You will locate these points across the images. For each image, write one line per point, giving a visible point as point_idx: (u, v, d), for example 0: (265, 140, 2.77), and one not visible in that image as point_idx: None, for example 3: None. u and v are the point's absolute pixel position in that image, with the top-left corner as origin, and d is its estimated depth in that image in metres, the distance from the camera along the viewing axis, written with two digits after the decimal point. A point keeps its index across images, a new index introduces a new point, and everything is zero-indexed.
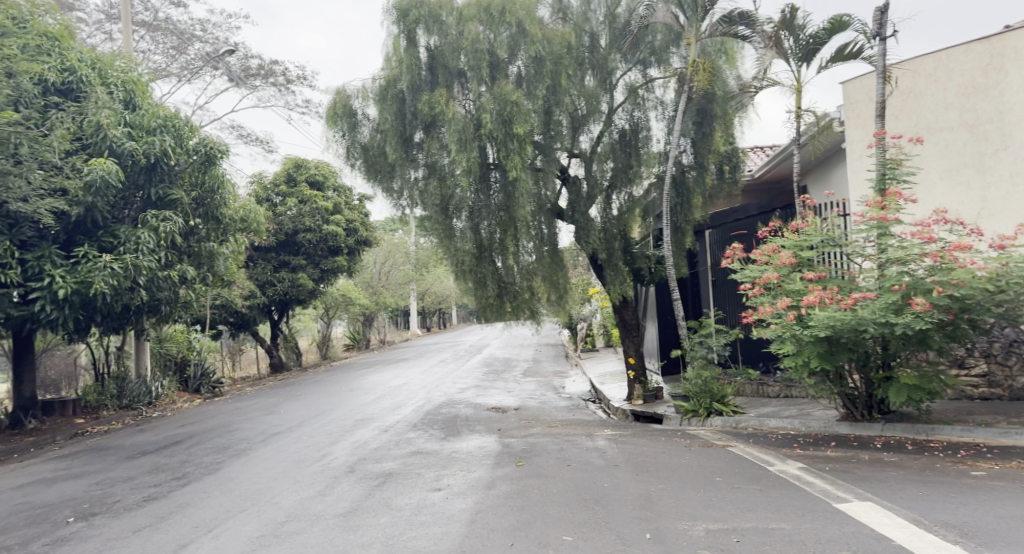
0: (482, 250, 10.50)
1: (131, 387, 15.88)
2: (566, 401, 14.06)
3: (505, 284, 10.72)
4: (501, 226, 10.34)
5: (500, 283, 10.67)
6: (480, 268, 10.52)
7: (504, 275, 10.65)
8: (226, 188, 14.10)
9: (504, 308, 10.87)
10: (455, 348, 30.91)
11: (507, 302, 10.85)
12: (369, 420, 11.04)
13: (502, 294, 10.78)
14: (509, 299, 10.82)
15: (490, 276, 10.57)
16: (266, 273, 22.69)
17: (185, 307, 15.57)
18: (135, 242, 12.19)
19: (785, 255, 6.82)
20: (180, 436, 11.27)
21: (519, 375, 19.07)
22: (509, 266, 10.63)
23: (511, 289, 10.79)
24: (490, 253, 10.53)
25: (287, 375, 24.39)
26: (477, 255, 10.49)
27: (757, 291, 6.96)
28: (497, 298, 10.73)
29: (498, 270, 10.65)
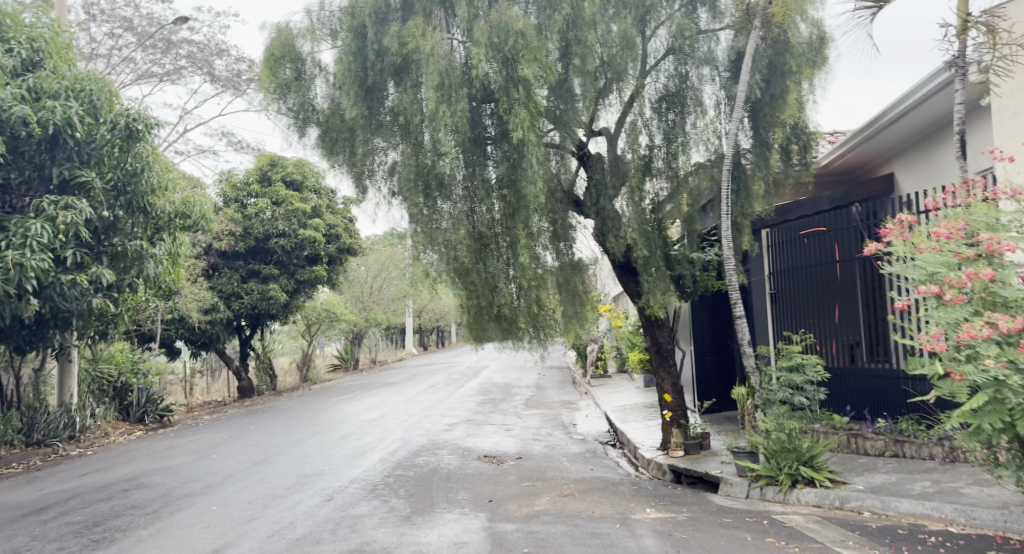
0: (487, 246, 7.66)
1: (47, 418, 12.97)
2: (578, 444, 11.15)
3: (521, 294, 7.80)
4: (510, 213, 7.51)
5: (518, 289, 7.77)
6: (484, 270, 7.65)
7: (525, 283, 7.72)
8: (158, 172, 11.20)
9: (516, 326, 8.07)
10: (448, 369, 28.14)
11: (521, 316, 7.90)
12: (316, 476, 8.15)
13: (517, 307, 7.84)
14: (518, 312, 7.89)
15: (501, 276, 7.65)
16: (232, 284, 19.91)
17: (110, 322, 12.70)
18: (24, 234, 9.20)
19: (1002, 241, 3.91)
20: (63, 492, 8.31)
21: (519, 406, 16.18)
22: (529, 269, 7.67)
23: (524, 303, 7.84)
24: (498, 248, 7.65)
25: (255, 400, 21.55)
26: (478, 252, 7.64)
27: (952, 296, 3.95)
28: (512, 315, 7.92)
29: (508, 275, 7.67)
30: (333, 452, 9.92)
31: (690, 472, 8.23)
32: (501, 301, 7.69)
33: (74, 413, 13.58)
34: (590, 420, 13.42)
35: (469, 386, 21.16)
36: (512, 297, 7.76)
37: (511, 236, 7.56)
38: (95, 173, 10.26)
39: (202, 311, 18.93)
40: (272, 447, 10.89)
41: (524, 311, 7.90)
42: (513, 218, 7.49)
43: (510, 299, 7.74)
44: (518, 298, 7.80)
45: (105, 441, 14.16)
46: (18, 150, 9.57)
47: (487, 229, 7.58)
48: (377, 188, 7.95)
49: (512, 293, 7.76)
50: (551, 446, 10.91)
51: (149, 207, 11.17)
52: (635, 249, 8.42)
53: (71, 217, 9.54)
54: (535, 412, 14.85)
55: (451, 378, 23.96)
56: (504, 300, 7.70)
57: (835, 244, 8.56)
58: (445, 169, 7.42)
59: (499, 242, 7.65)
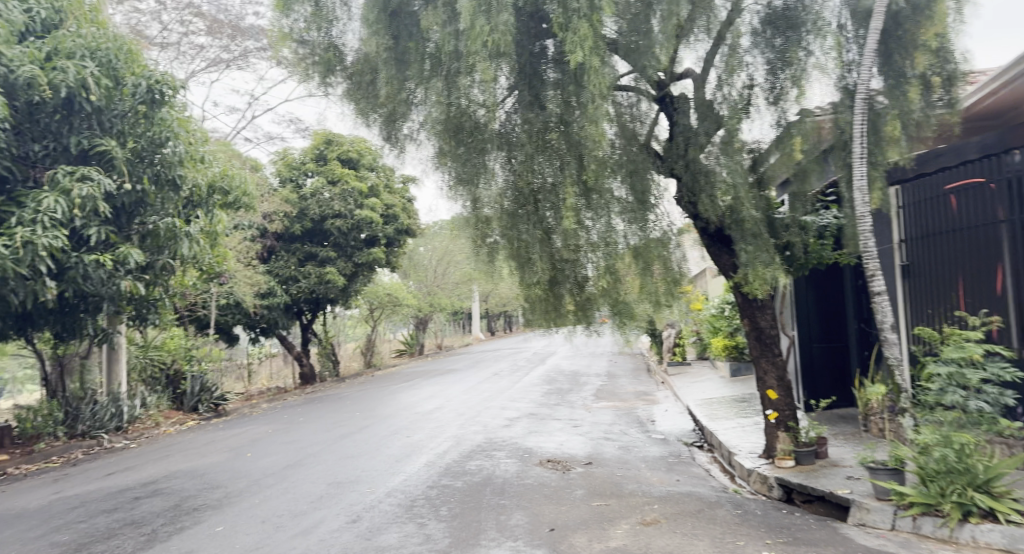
0: (533, 205, 6.25)
1: (92, 409, 12.40)
2: (658, 446, 9.56)
3: (563, 265, 6.41)
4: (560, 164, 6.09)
5: (558, 261, 6.37)
6: (518, 236, 6.25)
7: (566, 254, 6.28)
8: (185, 141, 10.20)
9: (563, 306, 6.68)
10: (514, 356, 26.84)
11: (561, 292, 6.57)
12: (348, 485, 6.93)
13: (556, 280, 6.51)
14: (558, 287, 6.55)
15: (538, 249, 6.23)
16: (289, 267, 19.16)
17: (146, 306, 11.93)
18: (36, 210, 8.31)
19: None
20: (77, 495, 7.56)
21: (588, 397, 14.64)
22: (576, 238, 6.18)
23: (562, 275, 6.47)
24: (541, 209, 6.20)
25: (316, 387, 20.91)
26: (516, 212, 6.28)
27: None
28: (557, 291, 6.58)
29: (550, 243, 6.30)
30: (380, 452, 8.77)
31: (804, 489, 6.54)
32: (538, 275, 6.32)
33: (122, 403, 13.01)
34: (669, 414, 11.78)
35: (535, 373, 19.82)
36: (555, 267, 6.39)
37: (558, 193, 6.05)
38: (116, 142, 9.35)
39: (258, 295, 18.26)
40: (322, 441, 9.99)
41: (569, 286, 6.53)
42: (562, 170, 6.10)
43: (557, 268, 6.41)
44: (562, 273, 6.45)
45: (155, 432, 13.56)
46: (32, 117, 8.77)
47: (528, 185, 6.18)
48: (412, 142, 6.76)
49: (560, 265, 6.39)
50: (626, 447, 9.36)
51: (179, 179, 10.22)
52: (730, 211, 6.77)
53: (86, 189, 8.61)
54: (606, 405, 13.29)
55: (516, 365, 22.65)
56: (540, 274, 6.33)
57: (997, 199, 6.59)
58: (481, 113, 6.17)
59: (545, 200, 6.16)
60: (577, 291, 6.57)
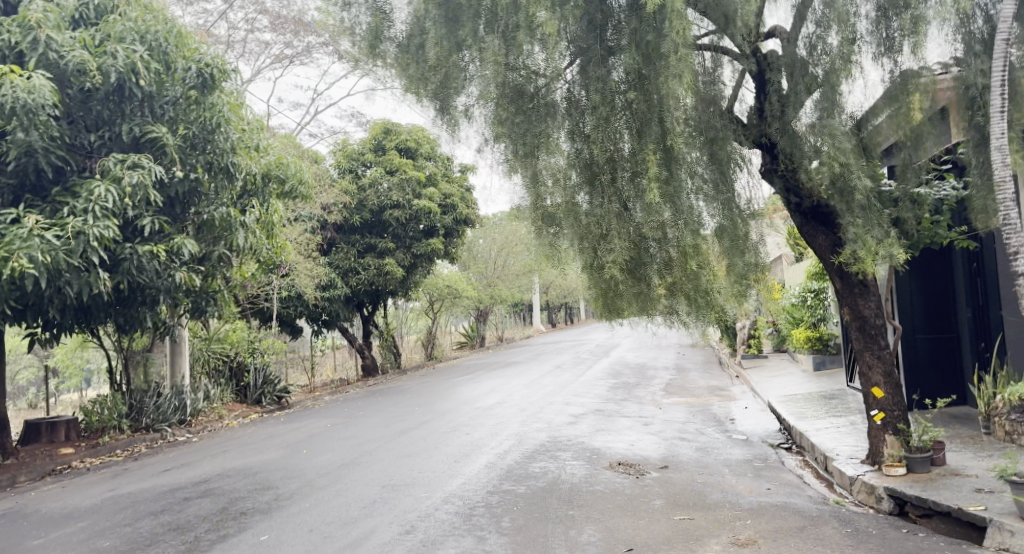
0: (609, 175, 5.57)
1: (155, 402, 12.39)
2: (740, 448, 8.69)
3: (646, 246, 5.65)
4: (639, 127, 5.46)
5: (638, 239, 5.64)
6: (592, 213, 5.61)
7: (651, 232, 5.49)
8: (237, 127, 9.90)
9: (650, 294, 5.85)
10: (576, 348, 26.10)
11: (647, 278, 5.71)
12: (404, 491, 6.34)
13: (640, 263, 5.69)
14: (644, 272, 5.70)
15: (617, 225, 5.51)
16: (349, 259, 18.95)
17: (205, 298, 11.78)
18: (87, 200, 8.12)
19: None
20: (128, 495, 7.28)
21: (658, 392, 13.80)
22: (659, 213, 5.39)
23: (644, 256, 5.68)
24: (614, 182, 5.57)
25: (377, 379, 20.75)
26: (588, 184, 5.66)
27: None
28: (644, 276, 5.73)
29: (629, 218, 5.61)
30: (441, 450, 8.31)
31: (922, 503, 5.60)
32: (618, 256, 5.46)
33: (184, 395, 13.01)
34: (749, 412, 10.85)
35: (599, 366, 19.05)
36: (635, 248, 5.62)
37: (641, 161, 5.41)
38: (168, 129, 9.13)
39: (319, 287, 18.11)
40: (381, 436, 9.60)
41: (658, 271, 5.68)
42: (642, 134, 5.44)
43: (638, 249, 5.65)
44: (645, 254, 5.67)
45: (218, 425, 13.50)
46: (85, 105, 8.61)
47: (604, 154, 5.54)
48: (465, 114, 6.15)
49: (641, 246, 5.65)
50: (704, 450, 8.54)
51: (233, 167, 9.96)
52: (832, 182, 5.88)
53: (136, 176, 8.38)
54: (678, 402, 12.42)
55: (579, 357, 21.89)
56: (619, 256, 5.46)
57: None
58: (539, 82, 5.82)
59: (620, 171, 5.56)
60: (667, 276, 5.70)
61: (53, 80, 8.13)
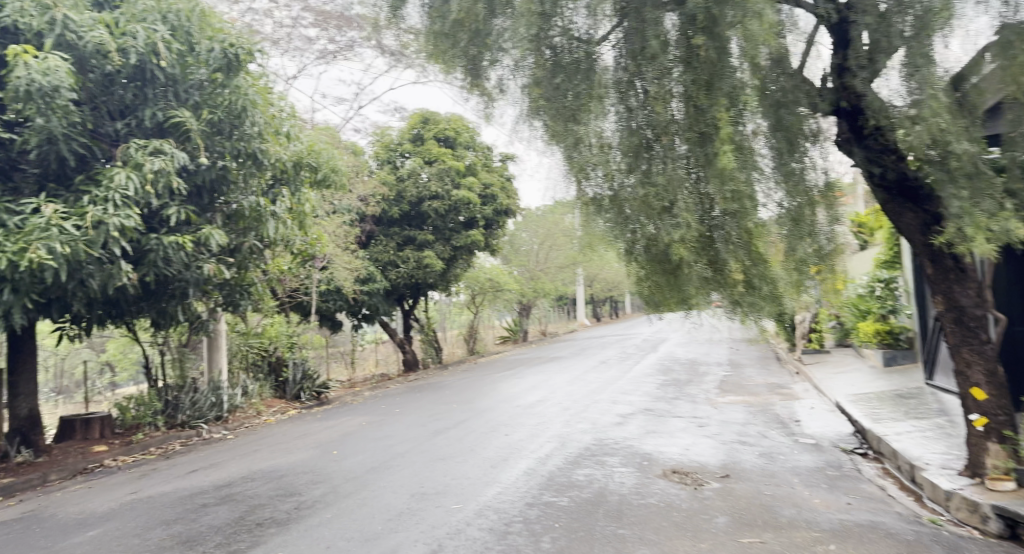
0: (670, 139, 4.92)
1: (191, 398, 12.13)
2: (809, 454, 7.84)
3: (716, 220, 4.99)
4: (707, 80, 4.80)
5: (705, 212, 4.97)
6: (655, 182, 4.87)
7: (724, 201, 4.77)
8: (264, 112, 9.45)
9: (726, 279, 5.12)
10: (623, 343, 25.21)
11: (722, 260, 5.03)
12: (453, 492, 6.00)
13: (713, 242, 5.03)
14: (719, 252, 5.01)
15: (679, 196, 4.81)
16: (388, 252, 18.47)
17: (235, 292, 11.37)
18: (109, 188, 7.76)
19: None
20: (152, 499, 6.89)
21: (712, 390, 12.92)
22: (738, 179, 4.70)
23: (715, 233, 5.01)
24: (674, 146, 4.94)
25: (418, 374, 20.32)
26: (640, 151, 4.99)
27: None
28: (717, 257, 5.04)
29: (695, 187, 4.91)
30: (482, 452, 7.72)
31: None
32: (687, 233, 4.73)
33: (221, 391, 12.75)
34: (815, 413, 9.93)
35: (647, 361, 18.18)
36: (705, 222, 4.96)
37: (711, 119, 4.75)
38: (192, 113, 8.71)
39: (358, 281, 17.70)
40: (418, 436, 9.04)
41: (733, 250, 4.97)
42: (710, 87, 4.79)
43: (708, 223, 4.98)
44: (716, 231, 5.00)
45: (257, 421, 13.19)
46: (108, 90, 8.27)
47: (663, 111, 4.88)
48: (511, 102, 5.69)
49: (711, 220, 5.00)
50: (769, 456, 7.72)
51: (260, 153, 9.48)
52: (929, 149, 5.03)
53: (159, 163, 8.00)
54: (735, 401, 11.53)
55: (625, 352, 21.01)
56: (688, 231, 4.75)
57: None
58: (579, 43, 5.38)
59: (682, 132, 4.91)
60: (744, 256, 4.99)
61: (73, 64, 7.80)
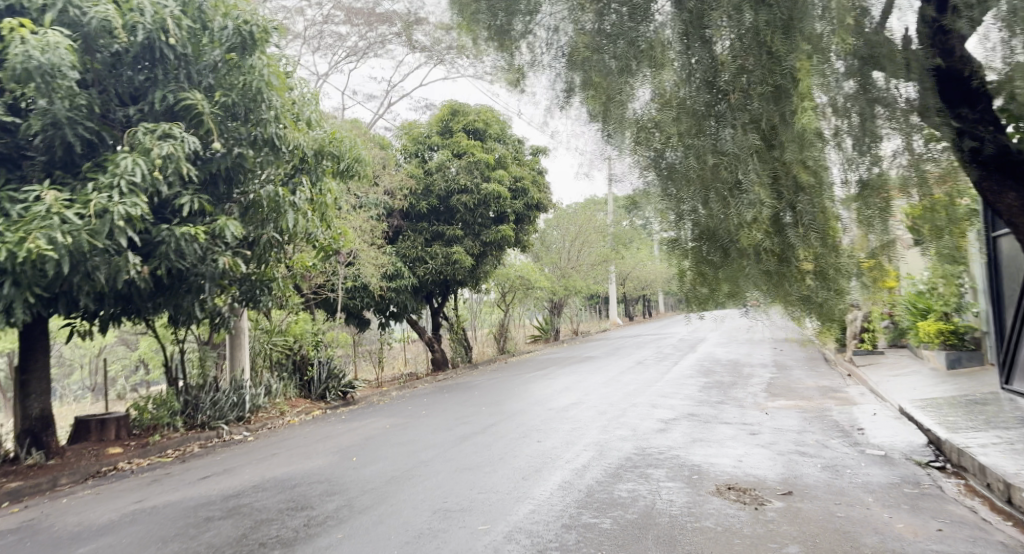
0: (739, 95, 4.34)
1: (211, 398, 11.67)
2: (880, 468, 6.96)
3: (793, 198, 4.24)
4: (784, 24, 4.33)
5: (779, 186, 4.26)
6: (724, 150, 4.24)
7: (804, 171, 4.21)
8: (281, 96, 8.91)
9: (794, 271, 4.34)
10: (659, 343, 24.26)
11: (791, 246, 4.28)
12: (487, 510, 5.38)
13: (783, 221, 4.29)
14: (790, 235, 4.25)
15: (748, 166, 4.17)
16: (416, 248, 17.81)
17: (250, 285, 10.75)
18: (114, 174, 7.27)
19: None
20: (159, 510, 6.38)
21: (760, 394, 12.03)
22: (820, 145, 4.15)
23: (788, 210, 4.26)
24: (745, 102, 4.34)
25: (448, 374, 19.71)
26: (705, 113, 4.41)
27: None
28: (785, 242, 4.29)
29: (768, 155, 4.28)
30: (516, 461, 7.11)
31: None
32: (763, 211, 4.06)
33: (243, 391, 12.28)
34: (880, 420, 9.00)
35: (687, 362, 17.28)
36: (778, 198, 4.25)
37: (791, 69, 4.24)
38: (204, 95, 8.22)
39: (385, 277, 17.14)
40: (444, 442, 8.39)
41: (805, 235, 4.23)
42: (788, 32, 4.33)
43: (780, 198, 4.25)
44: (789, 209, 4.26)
45: (280, 422, 12.68)
46: (116, 72, 7.85)
47: (733, 63, 4.40)
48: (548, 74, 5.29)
49: (783, 194, 4.25)
50: (836, 470, 6.86)
51: (277, 138, 8.91)
52: None
53: (167, 147, 7.50)
54: (787, 407, 10.62)
55: (662, 353, 20.07)
56: (763, 210, 4.08)
57: None
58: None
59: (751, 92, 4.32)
60: (817, 244, 4.21)
61: (78, 43, 7.37)
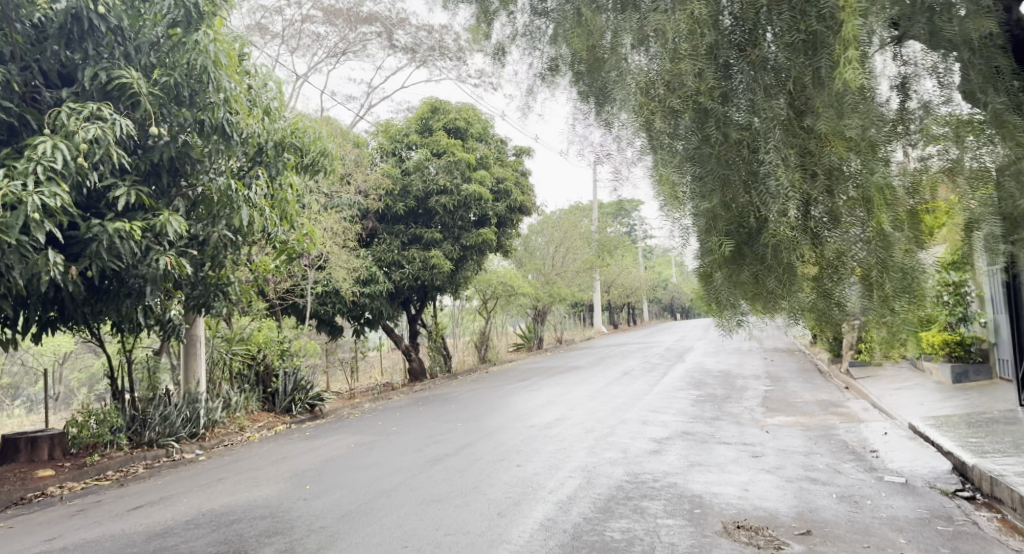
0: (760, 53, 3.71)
1: (161, 413, 10.65)
2: (904, 499, 6.14)
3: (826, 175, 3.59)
4: None
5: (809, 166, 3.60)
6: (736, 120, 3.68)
7: (838, 145, 3.53)
8: (232, 77, 7.94)
9: (801, 272, 3.77)
10: (646, 351, 23.47)
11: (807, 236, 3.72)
12: None
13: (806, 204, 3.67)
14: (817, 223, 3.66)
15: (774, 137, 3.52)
16: (392, 251, 16.78)
17: (200, 284, 9.75)
18: (31, 160, 6.27)
19: None
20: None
21: (757, 409, 11.22)
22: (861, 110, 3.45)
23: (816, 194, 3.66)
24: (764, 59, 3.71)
25: (425, 384, 18.76)
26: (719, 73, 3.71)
27: None
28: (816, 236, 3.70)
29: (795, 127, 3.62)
30: (492, 490, 6.25)
31: None
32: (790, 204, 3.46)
33: (198, 405, 11.27)
34: (892, 439, 8.21)
35: (676, 373, 16.48)
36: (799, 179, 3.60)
37: (832, 8, 3.43)
38: (142, 73, 7.25)
39: (358, 282, 16.15)
40: (414, 464, 7.50)
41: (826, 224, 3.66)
42: None
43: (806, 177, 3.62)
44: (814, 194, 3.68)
45: (238, 439, 11.67)
46: (39, 45, 6.87)
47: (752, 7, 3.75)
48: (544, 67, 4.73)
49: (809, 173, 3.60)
50: (855, 502, 6.02)
51: (228, 125, 7.97)
52: None
53: (94, 130, 6.53)
54: (787, 424, 9.81)
55: (648, 363, 19.27)
56: (790, 205, 3.48)
57: None
58: None
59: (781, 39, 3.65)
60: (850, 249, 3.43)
61: None
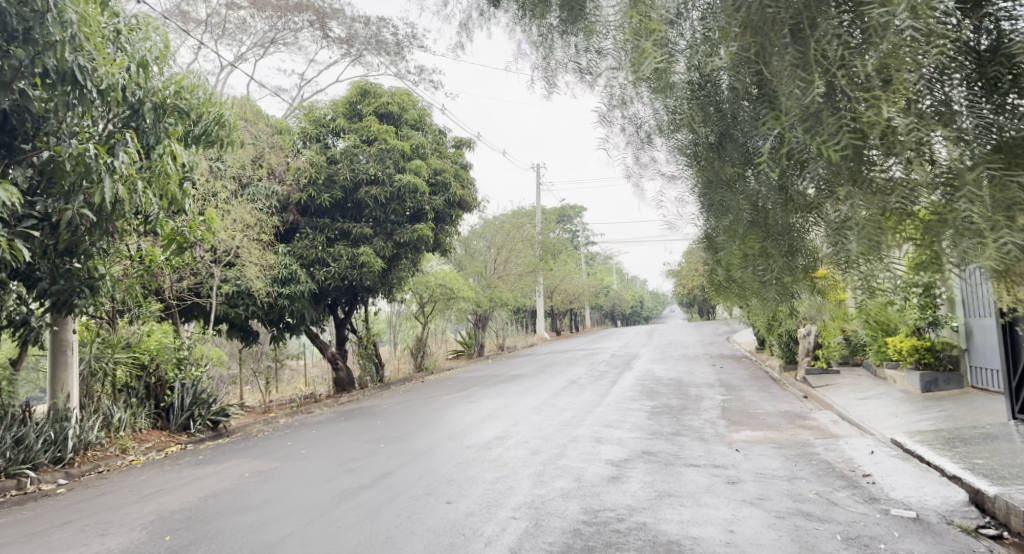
0: None
1: (14, 435, 8.69)
2: (925, 540, 4.95)
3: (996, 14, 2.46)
4: None
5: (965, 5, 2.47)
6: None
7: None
8: (88, 13, 6.22)
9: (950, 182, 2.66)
10: (592, 359, 22.31)
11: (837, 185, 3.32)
12: None
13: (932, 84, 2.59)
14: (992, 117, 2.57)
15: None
16: (315, 247, 14.94)
17: (63, 274, 7.97)
18: None
19: None
20: None
21: (720, 423, 10.06)
22: None
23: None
24: None
25: (353, 395, 16.98)
26: None
27: None
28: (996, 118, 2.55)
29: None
30: (409, 543, 4.73)
31: None
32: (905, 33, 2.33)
33: (65, 424, 9.34)
34: (882, 459, 7.08)
35: (626, 382, 15.29)
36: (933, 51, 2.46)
37: None
38: None
39: (276, 281, 14.28)
40: (320, 503, 5.92)
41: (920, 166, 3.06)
42: None
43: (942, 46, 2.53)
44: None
45: (118, 463, 9.78)
46: None
47: None
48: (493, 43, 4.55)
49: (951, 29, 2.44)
50: (868, 547, 4.79)
51: (79, 72, 6.26)
52: None
53: None
54: (758, 441, 8.63)
55: (596, 370, 18.07)
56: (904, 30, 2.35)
57: None
58: None
59: None
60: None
61: None
